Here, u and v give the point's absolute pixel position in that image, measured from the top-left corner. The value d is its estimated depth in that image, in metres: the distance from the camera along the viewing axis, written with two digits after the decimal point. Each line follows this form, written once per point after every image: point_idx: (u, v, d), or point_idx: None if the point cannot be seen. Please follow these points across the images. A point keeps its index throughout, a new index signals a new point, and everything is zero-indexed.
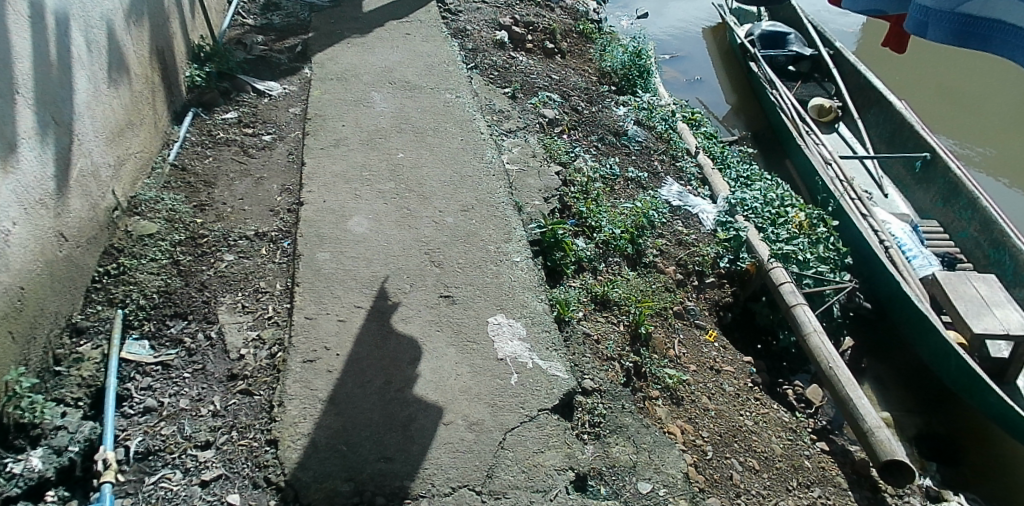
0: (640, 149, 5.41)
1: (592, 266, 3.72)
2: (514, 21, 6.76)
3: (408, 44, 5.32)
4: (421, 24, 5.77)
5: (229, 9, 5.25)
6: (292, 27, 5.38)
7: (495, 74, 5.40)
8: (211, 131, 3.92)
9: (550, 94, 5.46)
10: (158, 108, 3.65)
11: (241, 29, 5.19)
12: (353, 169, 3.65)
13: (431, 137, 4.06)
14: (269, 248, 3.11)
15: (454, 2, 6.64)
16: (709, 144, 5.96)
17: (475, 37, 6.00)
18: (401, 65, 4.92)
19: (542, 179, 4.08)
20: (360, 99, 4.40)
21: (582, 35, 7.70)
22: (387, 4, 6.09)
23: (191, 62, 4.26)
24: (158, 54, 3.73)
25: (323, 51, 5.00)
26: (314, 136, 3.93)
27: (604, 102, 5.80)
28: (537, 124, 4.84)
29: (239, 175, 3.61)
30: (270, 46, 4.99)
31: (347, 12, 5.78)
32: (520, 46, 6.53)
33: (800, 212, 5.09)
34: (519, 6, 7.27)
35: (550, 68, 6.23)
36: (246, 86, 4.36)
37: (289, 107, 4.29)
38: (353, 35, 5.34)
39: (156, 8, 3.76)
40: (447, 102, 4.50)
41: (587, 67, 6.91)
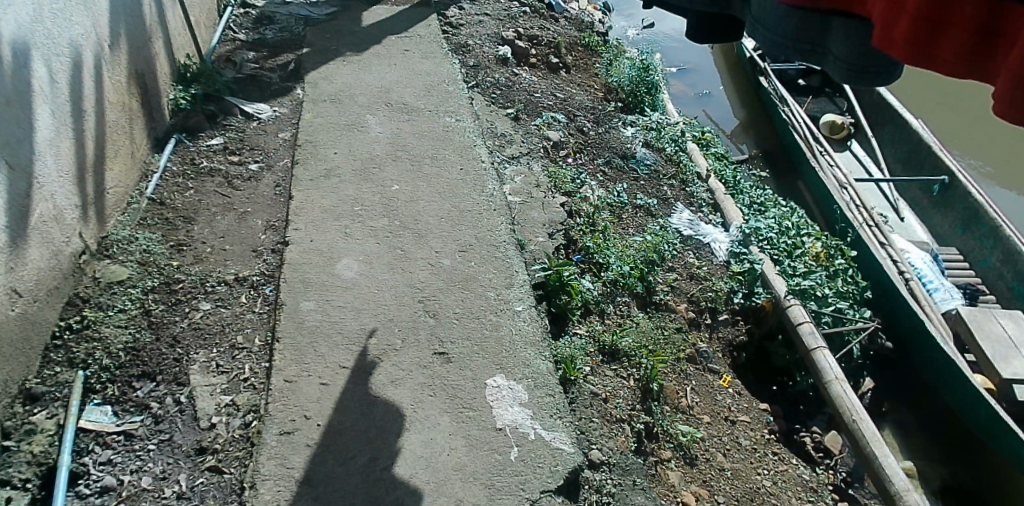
0: (649, 173, 5.16)
1: (599, 310, 3.47)
2: (517, 35, 6.52)
3: (407, 61, 5.07)
4: (420, 39, 5.53)
5: (218, 24, 5.02)
6: (285, 44, 5.14)
7: (497, 94, 5.15)
8: (193, 159, 3.67)
9: (555, 115, 5.20)
10: (136, 136, 3.40)
11: (231, 45, 4.95)
12: (344, 203, 3.40)
13: (429, 165, 3.81)
14: (249, 296, 2.86)
15: (455, 15, 6.40)
16: (721, 166, 5.70)
17: (477, 54, 5.75)
18: (398, 85, 4.68)
19: (547, 212, 3.82)
20: (355, 122, 4.15)
21: (588, 48, 7.45)
22: (385, 19, 5.86)
23: (175, 83, 4.01)
24: (137, 77, 3.49)
25: (317, 69, 4.75)
26: (304, 165, 3.68)
27: (611, 122, 5.55)
28: (541, 149, 4.59)
29: (221, 209, 3.36)
30: (260, 63, 4.76)
31: (343, 27, 5.54)
32: (523, 61, 6.28)
33: (817, 241, 4.84)
34: (523, 19, 7.02)
35: (555, 85, 5.98)
36: (234, 108, 4.11)
37: (278, 132, 4.04)
38: (349, 52, 5.10)
39: (136, 28, 3.52)
40: (447, 126, 4.24)
41: (593, 83, 6.66)
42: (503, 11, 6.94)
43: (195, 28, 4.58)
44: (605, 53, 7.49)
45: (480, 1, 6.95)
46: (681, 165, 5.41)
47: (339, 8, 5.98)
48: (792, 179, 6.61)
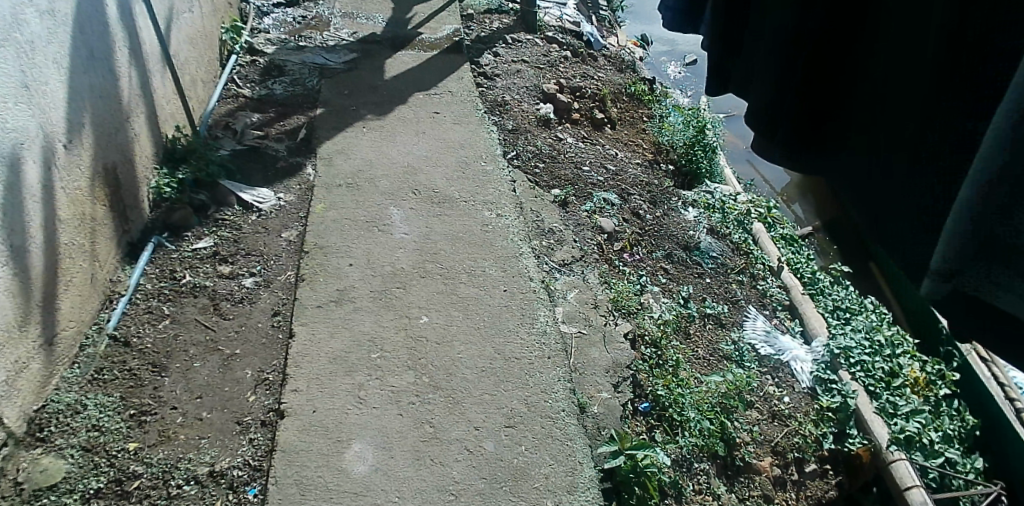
0: (715, 268, 4.41)
1: (675, 491, 2.74)
2: (559, 87, 5.80)
3: (435, 130, 4.36)
4: (452, 98, 4.83)
5: (219, 80, 4.35)
6: (297, 103, 4.46)
7: (540, 169, 4.44)
8: (172, 270, 2.98)
9: (607, 194, 4.47)
10: (101, 252, 2.72)
11: (231, 105, 4.26)
12: (359, 344, 2.68)
13: (464, 284, 3.10)
14: (223, 503, 2.15)
15: (489, 63, 5.69)
16: (792, 255, 4.94)
17: (515, 113, 5.03)
18: (426, 163, 3.96)
19: (610, 349, 3.06)
20: (376, 217, 3.44)
21: (634, 98, 6.68)
22: (412, 70, 5.18)
23: (160, 166, 3.34)
24: (107, 172, 2.81)
25: (331, 140, 4.05)
26: (310, 283, 2.97)
27: (669, 200, 4.79)
28: (595, 247, 3.85)
29: (202, 347, 2.65)
30: (266, 130, 4.07)
31: (365, 81, 4.86)
32: (565, 117, 5.55)
33: (915, 363, 4.12)
34: (565, 66, 6.30)
35: (603, 151, 5.24)
36: (230, 197, 3.41)
37: (282, 230, 3.33)
38: (370, 116, 4.41)
39: (108, 112, 2.85)
40: (485, 223, 3.53)
41: (639, 145, 5.94)
42: (543, 57, 6.22)
43: (188, 90, 3.89)
44: (654, 105, 6.73)
45: (517, 45, 6.24)
46: (750, 257, 4.64)
47: (360, 53, 5.30)
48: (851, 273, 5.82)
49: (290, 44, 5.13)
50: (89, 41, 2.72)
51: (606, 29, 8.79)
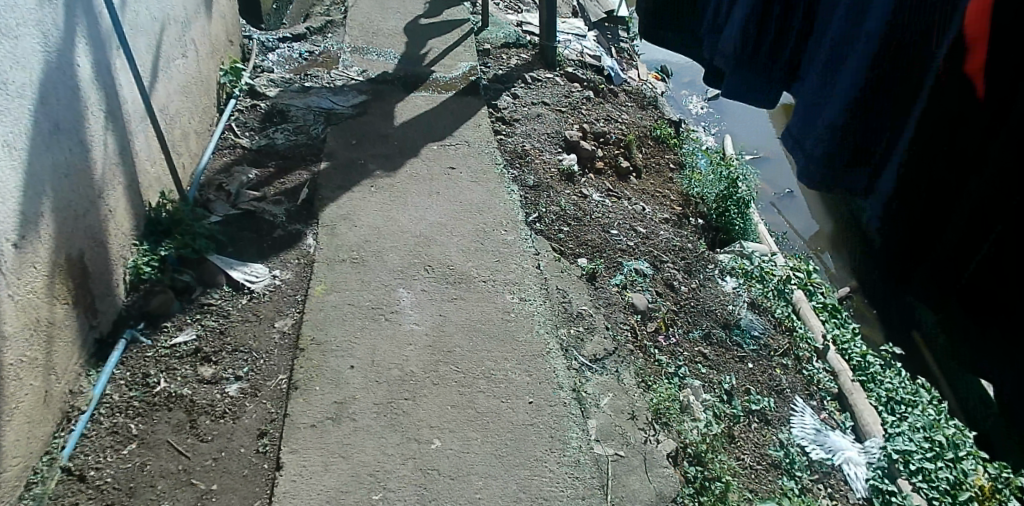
0: (757, 350, 4.00)
1: None
2: (582, 132, 5.39)
3: (450, 189, 3.94)
4: (469, 150, 4.42)
5: (215, 131, 3.96)
6: (299, 157, 4.07)
7: (565, 234, 4.01)
8: (144, 373, 2.57)
9: (638, 263, 4.04)
10: (59, 364, 2.32)
11: (226, 161, 3.89)
12: (359, 483, 2.26)
13: (482, 392, 2.67)
14: None
15: (508, 106, 5.27)
16: (841, 332, 4.55)
17: (537, 166, 4.60)
18: (440, 232, 3.55)
19: (652, 478, 2.59)
20: (383, 302, 3.02)
21: (660, 141, 6.26)
22: (426, 115, 4.78)
23: (139, 240, 2.94)
24: (72, 264, 2.41)
25: (335, 203, 3.65)
26: (304, 393, 2.55)
27: (706, 268, 4.37)
28: (627, 333, 3.42)
29: (172, 481, 2.25)
30: (263, 190, 3.68)
31: (375, 129, 4.47)
32: (589, 166, 5.13)
33: (980, 469, 3.61)
34: (588, 108, 5.88)
35: (631, 209, 4.81)
36: (219, 276, 3.01)
37: (275, 318, 2.91)
38: (379, 172, 4.01)
39: (74, 193, 2.44)
40: (506, 310, 3.10)
41: (666, 196, 5.52)
42: (564, 98, 5.79)
43: (178, 147, 3.51)
44: (681, 150, 6.33)
45: (537, 85, 5.83)
46: (794, 335, 4.29)
47: (370, 95, 4.92)
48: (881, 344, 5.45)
49: (294, 86, 4.75)
50: (54, 110, 2.33)
51: (628, 61, 8.37)
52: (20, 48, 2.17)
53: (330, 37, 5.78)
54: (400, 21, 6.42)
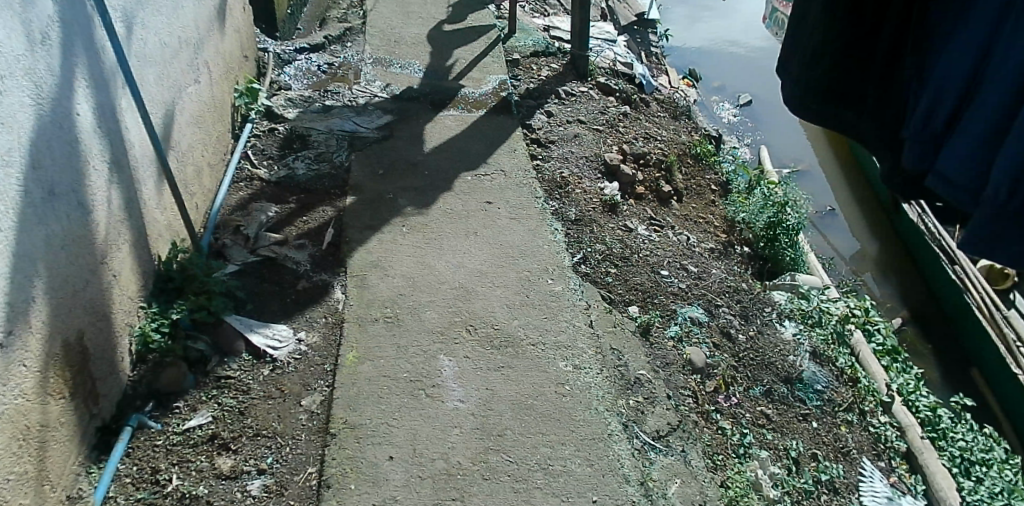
0: (822, 408, 3.59)
1: None
2: (621, 154, 5.02)
3: (488, 229, 3.60)
4: (505, 180, 4.06)
5: (232, 162, 3.63)
6: (323, 191, 3.73)
7: (612, 278, 3.66)
8: (154, 469, 2.25)
9: (693, 310, 3.68)
10: (54, 469, 2.00)
11: (241, 196, 3.55)
12: None
13: (539, 490, 2.34)
14: None
15: (543, 126, 4.90)
16: (907, 382, 4.18)
17: (578, 197, 4.24)
18: (480, 282, 3.21)
19: None
20: (423, 373, 2.68)
21: (699, 160, 5.87)
22: (457, 139, 4.43)
23: (148, 302, 2.62)
24: (71, 348, 2.08)
25: (363, 248, 3.32)
26: (338, 495, 2.23)
27: (762, 311, 3.98)
28: (688, 399, 3.08)
29: None
30: (285, 232, 3.34)
31: (403, 157, 4.12)
32: (630, 193, 4.77)
33: None
34: (626, 125, 5.50)
35: (676, 242, 4.44)
36: (238, 342, 2.68)
37: (302, 392, 2.57)
38: (409, 209, 3.67)
39: (73, 265, 2.11)
40: (561, 381, 2.75)
41: (709, 223, 5.15)
42: (600, 115, 5.41)
43: (190, 185, 3.17)
44: (720, 168, 5.94)
45: (571, 100, 5.46)
46: (860, 388, 3.84)
47: (396, 116, 4.57)
48: (939, 382, 5.05)
49: (314, 106, 4.39)
50: (49, 173, 1.99)
51: (658, 67, 7.94)
52: (5, 105, 1.81)
53: (350, 47, 5.41)
54: (423, 27, 6.04)
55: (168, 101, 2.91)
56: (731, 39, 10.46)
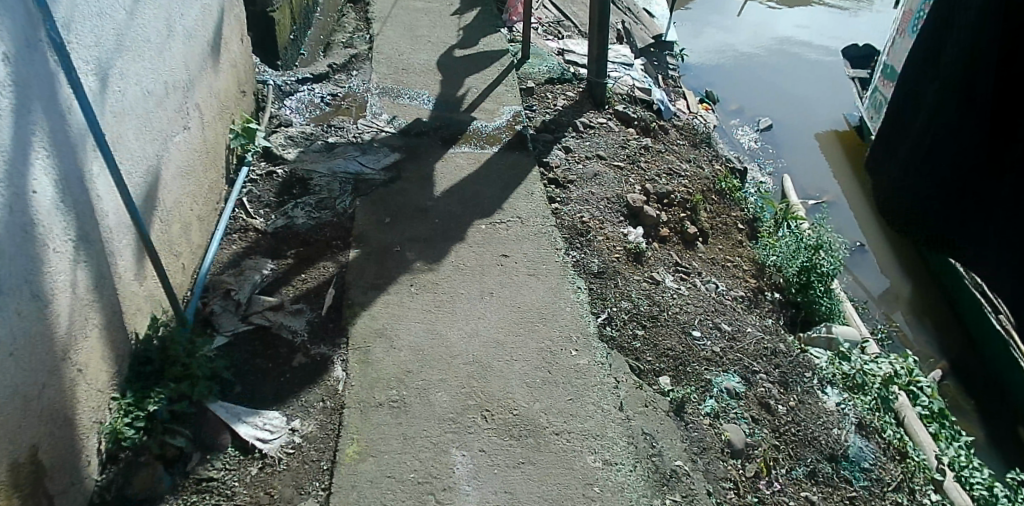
0: (871, 489, 3.22)
1: None
2: (644, 193, 4.69)
3: (505, 289, 3.28)
4: (522, 229, 3.75)
5: (225, 213, 3.33)
6: (325, 243, 3.42)
7: (640, 342, 3.34)
8: None
9: (730, 379, 3.35)
10: None
11: (234, 252, 3.25)
12: None
13: None
14: None
15: (560, 164, 4.57)
16: (957, 455, 3.83)
17: (601, 246, 3.92)
18: (497, 354, 2.88)
19: None
20: (432, 472, 2.36)
21: (724, 195, 5.55)
22: (471, 180, 4.11)
23: (121, 391, 2.31)
24: (21, 469, 1.77)
25: (367, 313, 3.00)
26: None
27: (803, 377, 3.64)
28: (730, 494, 2.74)
29: None
30: (281, 295, 3.03)
31: (413, 202, 3.81)
32: (654, 237, 4.45)
33: None
34: (648, 159, 5.17)
35: (704, 293, 4.12)
36: (222, 435, 2.37)
37: (293, 499, 2.25)
38: (419, 264, 3.35)
39: (26, 370, 1.80)
40: (589, 481, 2.42)
41: (737, 267, 4.84)
42: (620, 149, 5.07)
43: (176, 245, 2.87)
44: (746, 205, 5.63)
45: (590, 133, 5.13)
46: (910, 464, 3.49)
47: (404, 154, 4.26)
48: (983, 444, 4.70)
49: (317, 144, 4.09)
50: None
51: (676, 91, 7.63)
52: None
53: (356, 75, 5.11)
54: (433, 52, 5.74)
55: (151, 156, 2.61)
56: (749, 61, 10.13)
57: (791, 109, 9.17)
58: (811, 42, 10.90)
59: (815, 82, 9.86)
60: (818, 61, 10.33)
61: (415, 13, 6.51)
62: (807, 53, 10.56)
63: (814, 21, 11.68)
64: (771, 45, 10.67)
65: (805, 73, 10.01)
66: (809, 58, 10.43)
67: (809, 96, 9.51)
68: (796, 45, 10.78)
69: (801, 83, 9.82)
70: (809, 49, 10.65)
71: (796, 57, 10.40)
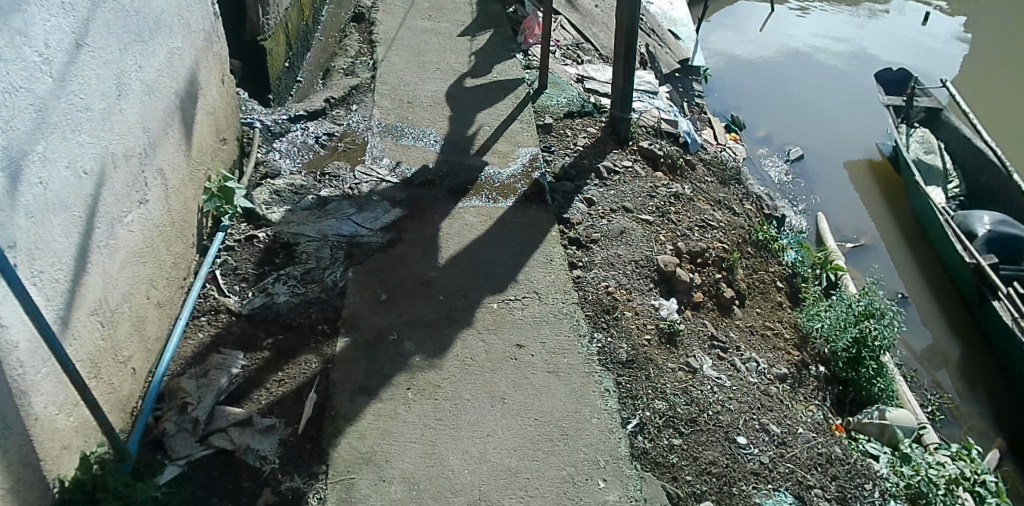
0: None
1: None
2: (676, 252, 4.17)
3: (519, 392, 2.78)
4: (540, 308, 3.23)
5: (193, 295, 2.85)
6: (310, 328, 2.92)
7: (677, 456, 2.84)
8: None
9: (785, 501, 2.84)
10: None
11: (200, 342, 2.76)
12: None
13: None
14: None
15: (583, 220, 4.05)
16: None
17: (630, 325, 3.40)
18: (507, 489, 2.38)
19: None
20: None
21: (760, 247, 5.02)
22: (482, 243, 3.60)
23: None
24: None
25: (353, 429, 2.51)
26: None
27: (865, 490, 3.10)
28: None
29: None
30: (251, 406, 2.54)
31: (414, 273, 3.30)
32: (688, 306, 3.92)
33: None
34: (678, 209, 4.63)
35: (744, 379, 3.61)
36: None
37: None
38: (418, 359, 2.84)
39: None
40: None
41: (778, 336, 4.32)
42: (648, 199, 4.53)
43: (124, 347, 2.38)
44: (783, 258, 5.12)
45: (615, 179, 4.60)
46: None
47: (407, 209, 3.75)
48: None
49: (307, 199, 3.59)
50: None
51: (703, 119, 7.10)
52: None
53: (356, 111, 4.62)
54: (441, 82, 5.24)
55: (87, 252, 2.11)
56: (775, 84, 9.57)
57: (823, 135, 8.59)
58: (840, 61, 10.32)
59: (847, 104, 9.28)
60: (849, 84, 9.75)
61: (423, 35, 6.01)
62: (838, 73, 9.97)
63: (841, 36, 11.11)
64: (798, 67, 10.10)
65: (835, 97, 9.43)
66: (839, 79, 9.86)
67: (841, 121, 8.93)
68: (824, 66, 10.21)
69: (832, 105, 9.23)
70: (838, 71, 10.09)
71: (825, 79, 9.84)
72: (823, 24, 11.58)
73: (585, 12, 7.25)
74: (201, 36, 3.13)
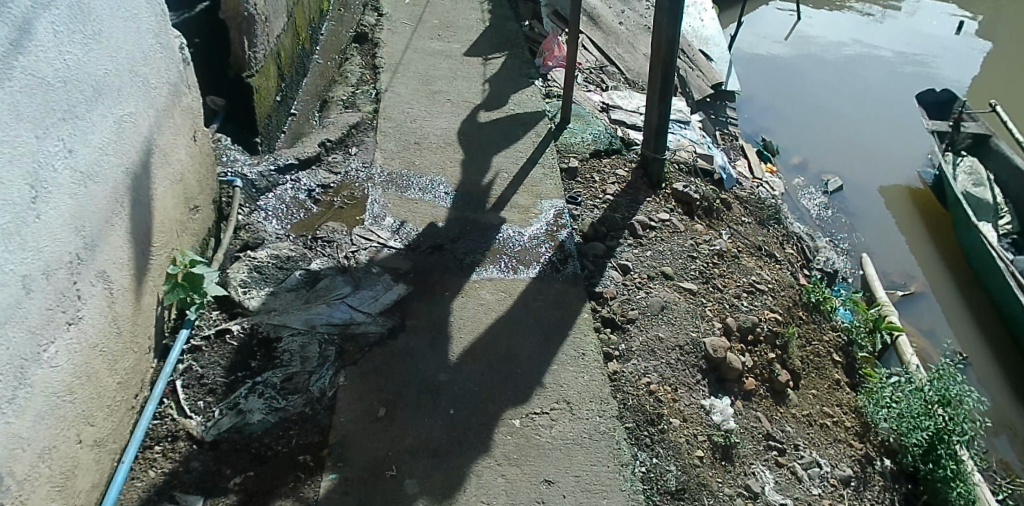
0: None
1: None
2: (725, 331, 3.59)
3: None
4: (571, 425, 2.67)
5: (143, 422, 2.31)
6: (288, 460, 2.34)
7: None
8: None
9: None
10: None
11: (149, 485, 2.22)
12: None
13: None
14: None
15: (617, 293, 3.48)
16: None
17: (678, 439, 2.81)
18: None
19: None
20: None
21: (812, 309, 4.41)
22: (502, 331, 3.03)
23: None
24: None
25: None
26: None
27: None
28: None
29: None
30: None
31: (419, 377, 2.72)
32: (741, 398, 3.34)
33: None
34: (722, 272, 4.04)
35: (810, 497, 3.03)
36: None
37: None
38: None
39: None
40: None
41: (838, 425, 3.72)
42: (691, 261, 3.96)
43: None
44: (837, 320, 4.50)
45: (652, 237, 4.02)
46: None
47: (412, 284, 3.18)
48: None
49: (292, 277, 3.02)
50: None
51: (737, 150, 6.50)
52: None
53: (355, 155, 4.06)
54: (452, 116, 4.67)
55: None
56: (809, 96, 8.85)
57: (863, 159, 7.91)
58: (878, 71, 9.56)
59: (888, 122, 8.55)
60: (892, 97, 8.98)
61: (432, 58, 5.45)
62: (878, 85, 9.21)
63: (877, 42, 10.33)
64: (834, 75, 9.35)
65: (875, 109, 8.69)
66: (880, 91, 9.09)
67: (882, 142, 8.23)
68: (863, 75, 9.43)
69: (872, 122, 8.51)
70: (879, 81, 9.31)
71: (865, 90, 9.07)
72: (856, 29, 10.82)
73: (609, 30, 6.67)
74: (162, 91, 2.59)
